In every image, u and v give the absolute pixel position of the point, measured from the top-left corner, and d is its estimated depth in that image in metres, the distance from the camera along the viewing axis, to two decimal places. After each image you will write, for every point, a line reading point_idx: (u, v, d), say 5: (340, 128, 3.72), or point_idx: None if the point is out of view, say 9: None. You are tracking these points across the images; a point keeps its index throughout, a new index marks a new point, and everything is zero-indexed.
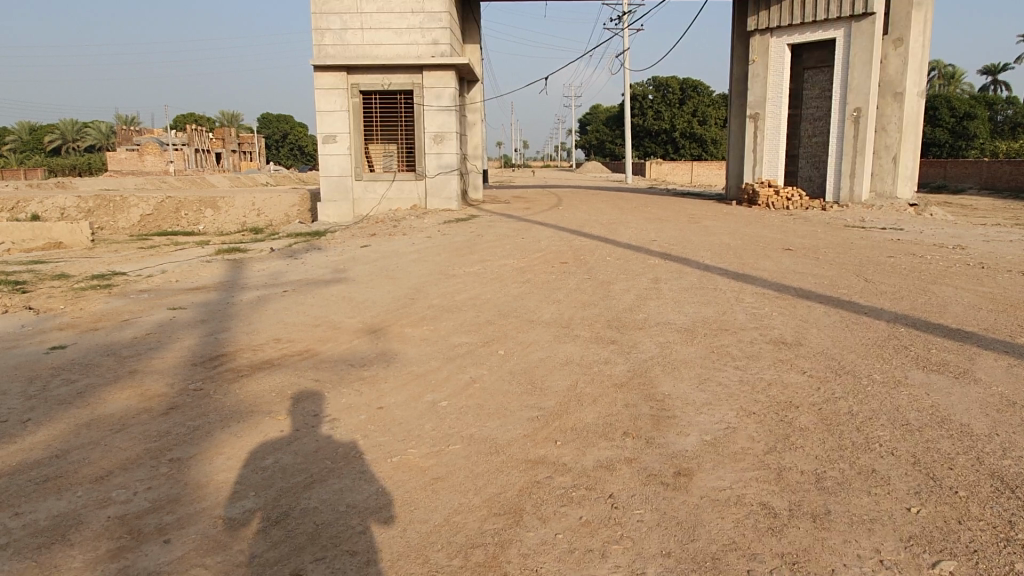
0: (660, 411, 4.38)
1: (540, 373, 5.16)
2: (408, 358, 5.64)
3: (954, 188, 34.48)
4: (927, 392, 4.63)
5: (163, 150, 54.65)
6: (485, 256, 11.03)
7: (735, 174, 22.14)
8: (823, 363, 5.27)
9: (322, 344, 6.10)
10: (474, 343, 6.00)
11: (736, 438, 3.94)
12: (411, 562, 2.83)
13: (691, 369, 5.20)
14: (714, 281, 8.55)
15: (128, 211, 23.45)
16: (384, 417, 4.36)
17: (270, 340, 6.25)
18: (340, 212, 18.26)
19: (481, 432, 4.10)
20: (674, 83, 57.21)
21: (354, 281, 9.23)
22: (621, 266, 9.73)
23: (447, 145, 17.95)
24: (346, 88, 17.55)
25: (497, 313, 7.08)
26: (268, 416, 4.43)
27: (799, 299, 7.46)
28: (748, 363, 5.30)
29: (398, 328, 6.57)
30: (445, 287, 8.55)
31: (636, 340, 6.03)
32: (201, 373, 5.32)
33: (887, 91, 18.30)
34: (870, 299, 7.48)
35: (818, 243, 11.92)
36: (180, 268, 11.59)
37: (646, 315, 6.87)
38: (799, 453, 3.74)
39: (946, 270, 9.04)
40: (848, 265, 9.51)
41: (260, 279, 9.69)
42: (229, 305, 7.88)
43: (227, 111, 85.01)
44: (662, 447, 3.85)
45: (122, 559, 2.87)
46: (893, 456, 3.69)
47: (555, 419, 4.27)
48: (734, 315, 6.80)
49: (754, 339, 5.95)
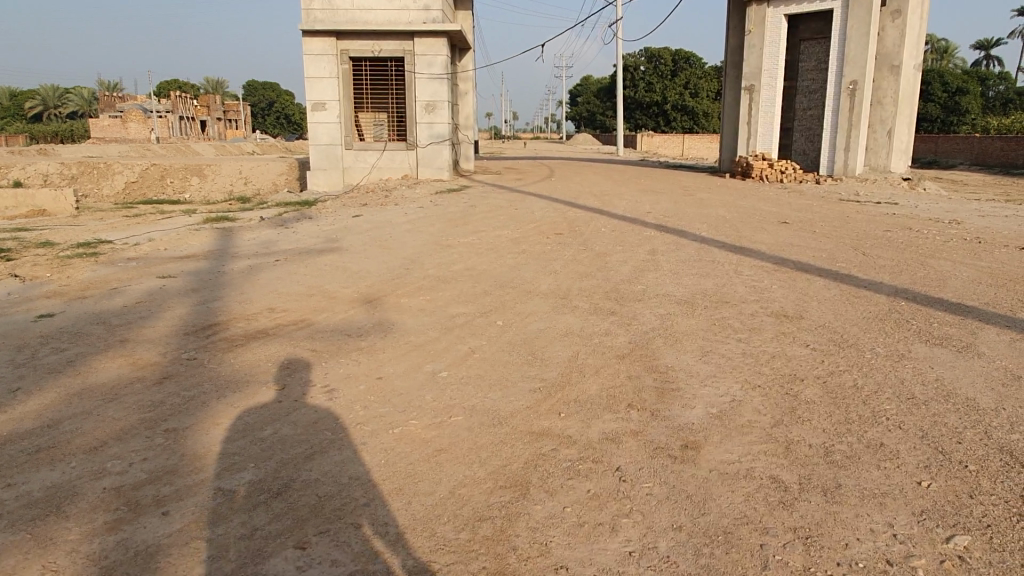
0: (663, 382, 4.33)
1: (540, 344, 5.09)
2: (405, 328, 5.56)
3: (945, 163, 34.51)
4: (930, 365, 4.60)
5: (146, 117, 53.71)
6: (478, 226, 10.92)
7: (728, 146, 22.00)
8: (825, 335, 5.24)
9: (316, 314, 5.99)
10: (471, 313, 5.92)
11: (741, 411, 3.90)
12: (419, 536, 2.76)
13: (693, 341, 5.15)
14: (711, 253, 8.49)
15: (112, 178, 23.07)
16: (384, 388, 4.28)
17: (265, 309, 6.14)
18: (330, 181, 17.99)
19: (483, 404, 4.03)
20: (666, 54, 56.65)
21: (347, 250, 9.10)
22: (617, 237, 9.64)
23: (439, 114, 17.71)
24: (335, 54, 17.16)
25: (494, 284, 6.99)
26: (265, 386, 4.34)
27: (797, 272, 7.42)
28: (750, 335, 5.26)
29: (394, 297, 6.47)
30: (440, 257, 8.44)
31: (636, 311, 5.97)
32: (195, 342, 5.21)
33: (883, 65, 18.18)
34: (869, 272, 7.45)
35: (814, 216, 11.88)
36: (167, 236, 11.39)
37: (645, 287, 6.80)
38: (806, 426, 3.70)
39: (943, 244, 9.02)
40: (844, 239, 9.48)
41: (251, 248, 9.54)
42: (220, 274, 7.74)
43: (212, 79, 83.53)
44: (667, 419, 3.81)
45: (120, 531, 2.79)
46: (901, 430, 3.66)
47: (558, 390, 4.20)
48: (733, 288, 6.74)
49: (755, 311, 5.90)
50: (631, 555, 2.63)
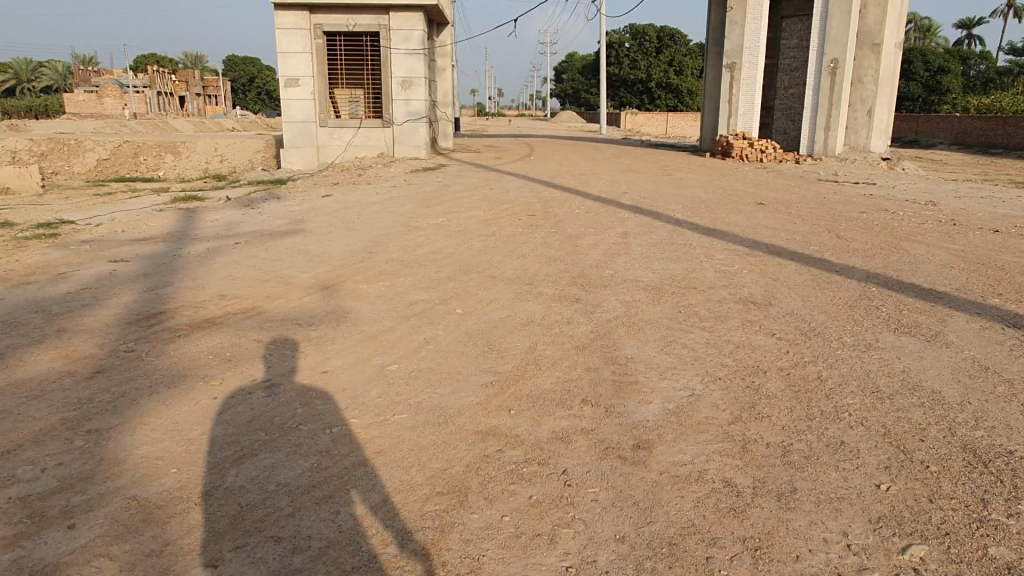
0: (621, 376, 4.15)
1: (498, 333, 4.89)
2: (359, 316, 5.34)
3: (926, 142, 34.55)
4: (898, 356, 4.45)
5: (122, 92, 52.59)
6: (450, 207, 10.68)
7: (710, 125, 21.77)
8: (793, 324, 5.08)
9: (269, 301, 5.75)
10: (430, 300, 5.70)
11: (699, 407, 3.73)
12: (342, 551, 2.57)
13: (657, 330, 4.97)
14: (684, 236, 8.30)
15: (83, 155, 22.50)
16: (328, 382, 4.07)
17: (215, 296, 5.89)
18: (304, 159, 17.57)
19: (430, 400, 3.83)
20: (650, 31, 56.13)
21: (312, 232, 8.83)
22: (590, 219, 9.43)
23: (415, 91, 17.33)
24: (308, 28, 16.67)
25: (458, 268, 6.76)
26: (203, 381, 4.12)
27: (770, 256, 7.25)
28: (716, 324, 5.09)
29: (352, 283, 6.24)
30: (406, 240, 8.19)
31: (601, 298, 5.78)
32: (136, 332, 4.96)
33: (864, 43, 18.02)
34: (842, 256, 7.31)
35: (791, 197, 11.74)
36: (131, 216, 11.05)
37: (613, 272, 6.61)
38: (765, 423, 3.54)
39: (918, 226, 8.89)
40: (820, 221, 9.33)
41: (213, 230, 9.24)
42: (176, 257, 7.46)
43: (190, 53, 81.84)
44: (622, 416, 3.63)
45: (17, 548, 2.58)
46: (862, 426, 3.51)
47: (510, 385, 4.01)
48: (703, 273, 6.57)
49: (724, 298, 5.73)
50: (568, 570, 2.46)
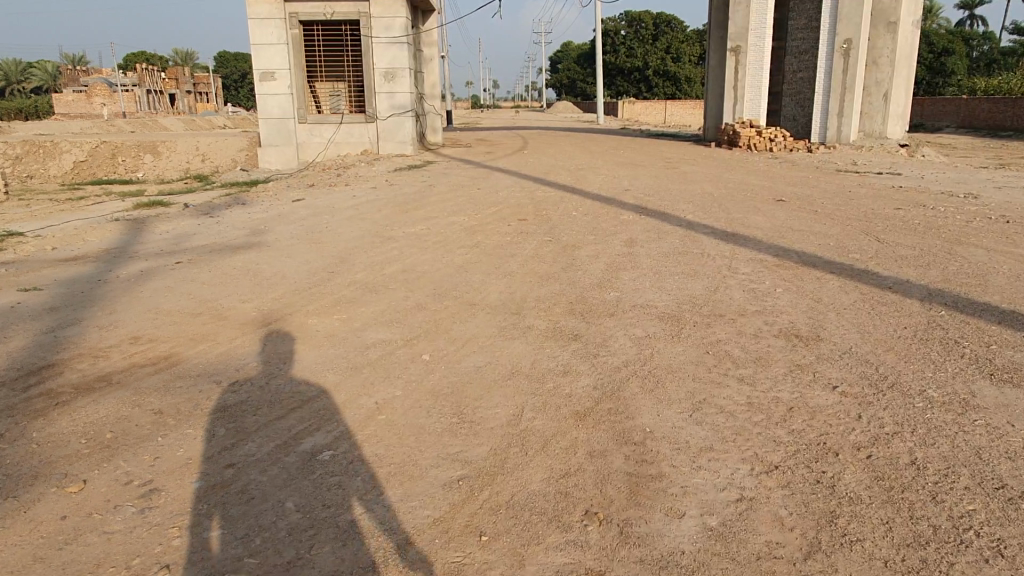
0: (638, 466, 2.99)
1: (475, 394, 3.73)
2: (300, 367, 4.17)
3: (931, 125, 33.38)
4: (1008, 421, 3.30)
5: (111, 92, 51.33)
6: (434, 211, 9.53)
7: (713, 113, 20.57)
8: (856, 371, 3.93)
9: (192, 346, 4.59)
10: (393, 342, 4.54)
11: (753, 526, 2.57)
12: None
13: (682, 384, 3.79)
14: (699, 243, 7.15)
15: (59, 157, 21.29)
16: (231, 484, 2.91)
17: (127, 339, 4.72)
18: (283, 158, 16.34)
19: (369, 519, 2.67)
20: (647, 18, 54.72)
21: (271, 246, 7.64)
22: (590, 224, 8.28)
23: (400, 82, 16.10)
24: (284, 17, 15.44)
25: (432, 293, 5.61)
26: (59, 485, 2.95)
27: (802, 268, 6.12)
28: (757, 373, 3.93)
29: (299, 318, 5.07)
30: (377, 254, 7.02)
31: (606, 333, 4.62)
32: (1, 401, 3.78)
33: (880, 21, 16.77)
34: (890, 267, 6.15)
35: (812, 192, 10.60)
36: (82, 227, 9.89)
37: (620, 295, 5.45)
38: (857, 556, 2.40)
39: (964, 226, 7.76)
40: (850, 221, 8.21)
41: (159, 245, 8.04)
42: (101, 283, 6.25)
43: (182, 51, 80.08)
44: (644, 545, 2.48)
45: None
46: (1003, 559, 2.37)
47: (485, 487, 2.86)
48: (728, 294, 5.42)
49: (760, 332, 4.57)
50: None
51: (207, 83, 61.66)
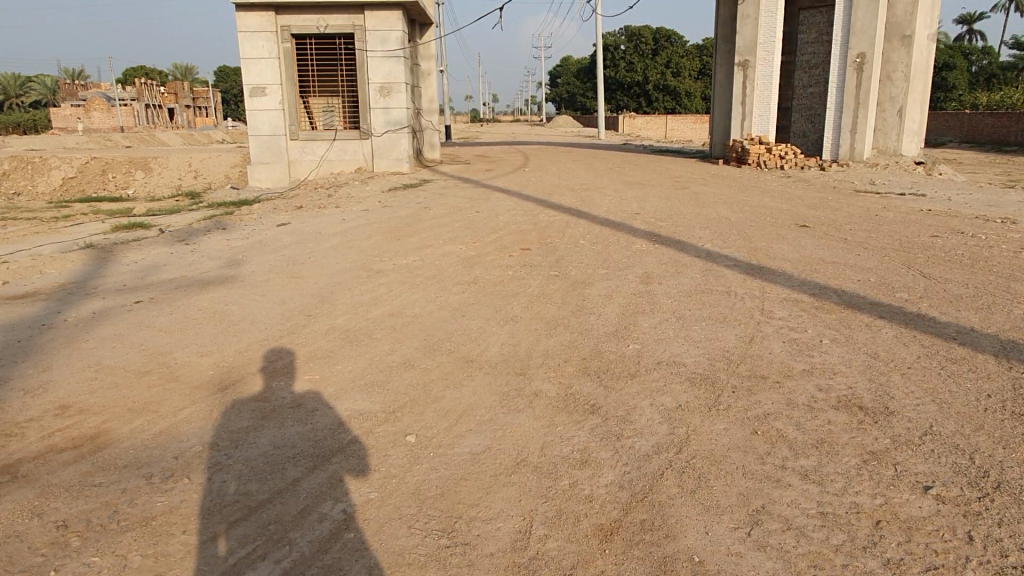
0: None
1: (471, 499, 2.93)
2: (255, 450, 3.37)
3: (934, 140, 32.76)
4: None
5: (109, 105, 50.47)
6: (428, 237, 8.81)
7: (721, 128, 19.81)
8: (949, 464, 3.11)
9: (131, 417, 3.79)
10: (373, 415, 3.75)
11: None
12: None
13: (733, 485, 2.99)
14: (723, 279, 6.40)
15: (47, 173, 20.61)
16: None
17: (50, 410, 3.90)
18: (273, 176, 15.54)
19: None
20: (647, 32, 54.43)
21: (246, 281, 6.87)
22: (599, 253, 7.54)
23: (396, 97, 15.33)
24: (274, 30, 14.75)
25: (424, 345, 4.84)
26: None
27: (845, 312, 5.37)
28: (824, 466, 3.13)
29: (263, 380, 4.28)
30: (363, 293, 6.25)
31: (630, 404, 3.82)
32: None
33: (894, 34, 16.16)
34: (946, 310, 5.38)
35: (835, 215, 9.89)
36: (48, 254, 9.11)
37: (642, 348, 4.66)
38: None
39: (1013, 258, 6.99)
40: (886, 251, 7.46)
41: (122, 278, 7.24)
42: (43, 329, 5.45)
43: (181, 66, 79.64)
44: None
45: None
46: None
47: None
48: (767, 347, 4.64)
49: (816, 404, 3.76)
50: None
51: (208, 98, 61.05)
